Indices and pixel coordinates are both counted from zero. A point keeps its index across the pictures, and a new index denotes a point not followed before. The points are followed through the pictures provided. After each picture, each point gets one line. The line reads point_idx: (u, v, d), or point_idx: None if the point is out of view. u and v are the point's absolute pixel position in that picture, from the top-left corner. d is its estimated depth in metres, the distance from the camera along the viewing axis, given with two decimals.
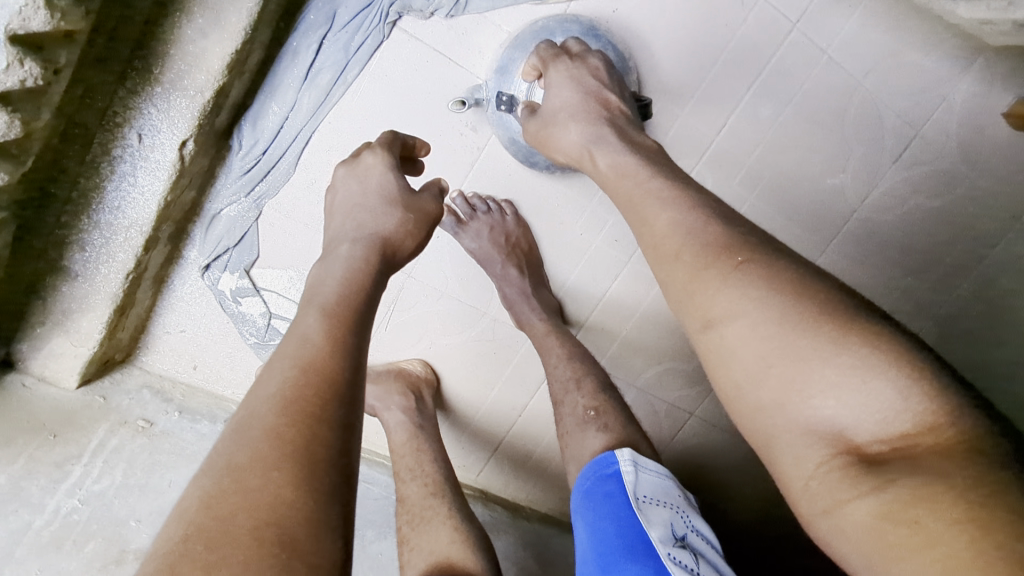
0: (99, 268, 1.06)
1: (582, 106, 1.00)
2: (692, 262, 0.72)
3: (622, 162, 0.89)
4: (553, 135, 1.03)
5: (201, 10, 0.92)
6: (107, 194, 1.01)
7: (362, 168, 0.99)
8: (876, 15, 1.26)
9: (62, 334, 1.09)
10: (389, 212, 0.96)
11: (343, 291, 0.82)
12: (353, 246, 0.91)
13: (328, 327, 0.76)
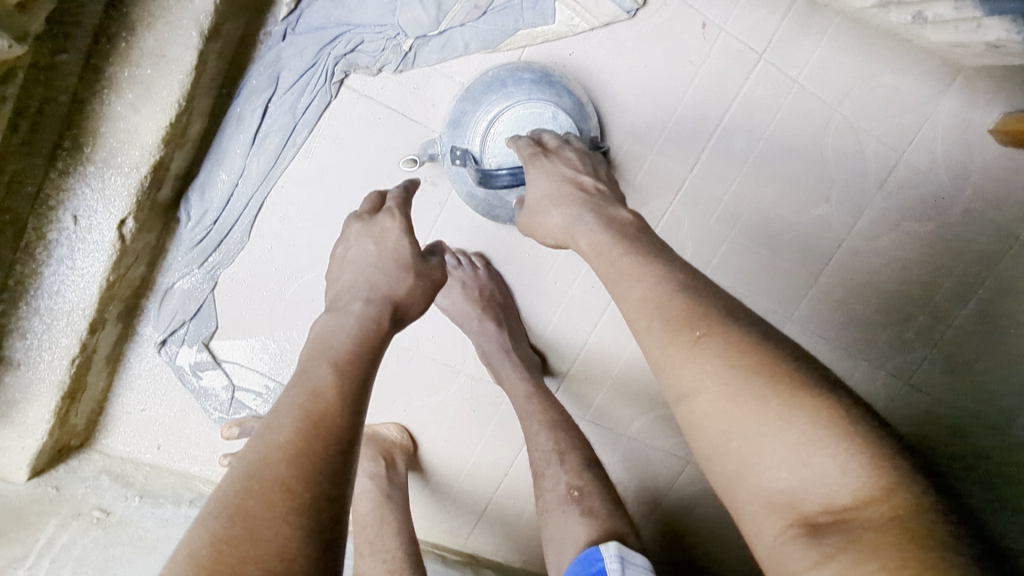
0: (43, 356, 1.01)
1: (561, 189, 0.89)
2: (654, 325, 0.66)
3: (596, 228, 0.81)
4: (540, 222, 0.91)
5: (130, 86, 0.89)
6: (45, 279, 0.97)
7: (378, 228, 0.89)
8: (845, 41, 1.22)
9: (6, 427, 1.04)
10: (399, 274, 0.86)
11: (358, 338, 0.76)
12: (368, 299, 0.82)
13: (341, 376, 0.70)
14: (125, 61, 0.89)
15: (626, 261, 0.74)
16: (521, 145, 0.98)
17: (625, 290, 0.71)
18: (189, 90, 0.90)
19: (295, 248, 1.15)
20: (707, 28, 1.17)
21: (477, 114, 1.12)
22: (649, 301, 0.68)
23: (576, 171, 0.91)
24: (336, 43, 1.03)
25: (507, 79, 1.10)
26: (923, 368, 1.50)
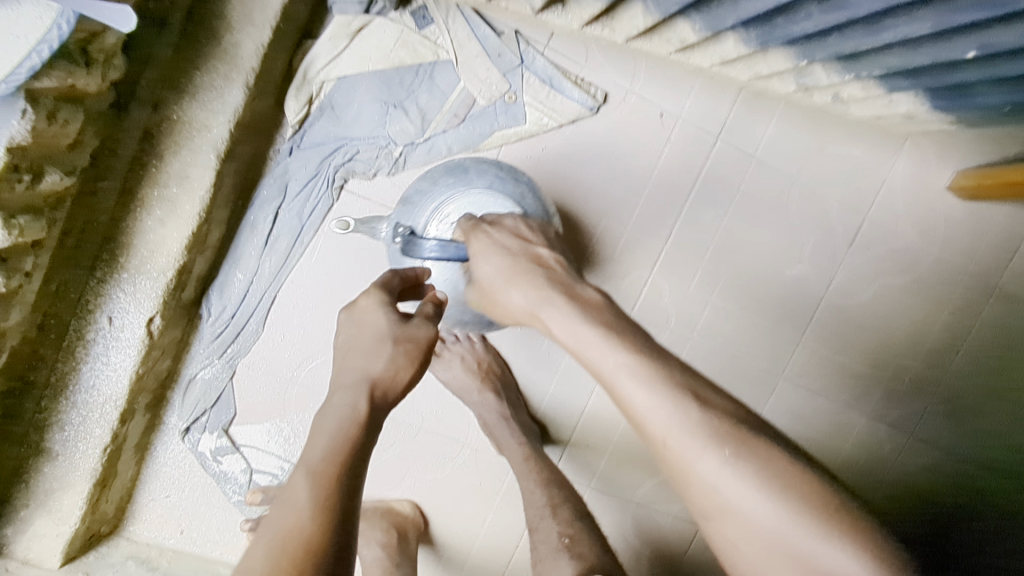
0: (78, 446, 1.11)
1: (515, 266, 0.86)
2: (677, 444, 0.67)
3: (574, 320, 0.78)
4: (497, 299, 0.88)
5: (159, 204, 1.05)
6: (83, 375, 1.09)
7: (359, 308, 0.79)
8: (795, 119, 1.34)
9: (44, 515, 1.13)
10: (378, 347, 0.75)
11: (340, 437, 0.67)
12: (344, 395, 0.71)
13: (320, 496, 0.62)
14: (155, 183, 1.05)
15: (633, 367, 0.71)
16: (462, 223, 0.93)
17: (629, 398, 0.70)
18: (208, 203, 1.05)
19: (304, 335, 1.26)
20: (665, 117, 1.31)
21: (436, 196, 1.06)
22: (664, 414, 0.67)
23: (523, 244, 0.90)
24: (335, 154, 1.19)
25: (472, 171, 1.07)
26: (926, 418, 1.51)
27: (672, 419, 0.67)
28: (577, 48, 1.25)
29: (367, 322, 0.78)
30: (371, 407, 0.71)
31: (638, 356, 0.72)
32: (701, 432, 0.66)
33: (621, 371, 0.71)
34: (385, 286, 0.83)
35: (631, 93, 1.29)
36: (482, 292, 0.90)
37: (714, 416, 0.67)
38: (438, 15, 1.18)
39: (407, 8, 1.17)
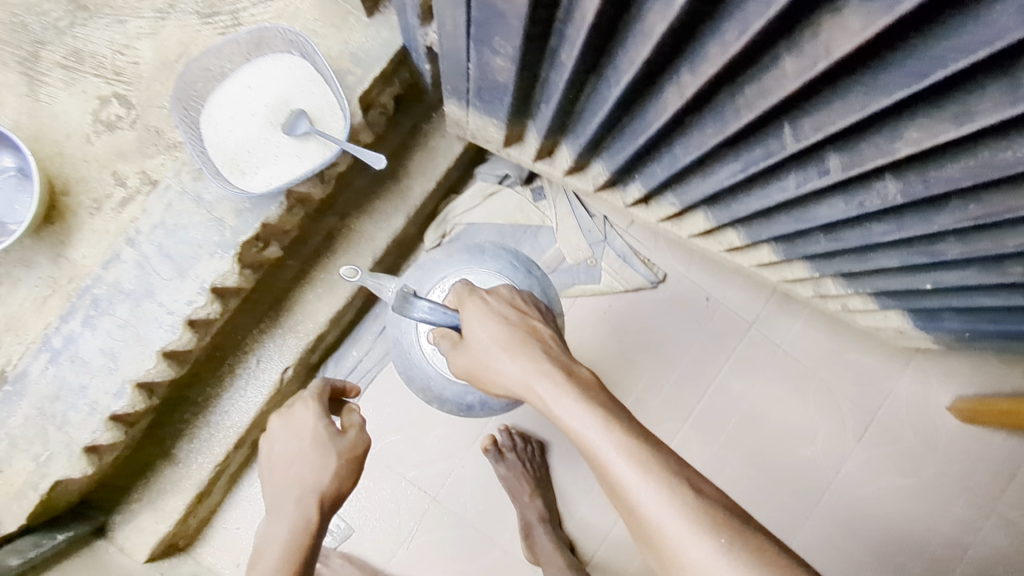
0: (199, 457, 1.37)
1: (511, 338, 0.84)
2: (671, 529, 0.66)
3: (567, 396, 0.78)
4: (486, 369, 0.85)
5: (321, 284, 1.41)
6: (223, 401, 1.39)
7: (293, 423, 0.91)
8: (818, 323, 1.63)
9: (150, 511, 1.36)
10: (317, 465, 0.88)
11: (286, 560, 0.81)
12: (290, 521, 0.84)
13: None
14: (323, 269, 1.41)
15: (620, 444, 0.72)
16: (457, 286, 0.93)
17: (616, 475, 0.70)
18: (356, 291, 1.41)
19: (389, 413, 1.55)
20: (710, 301, 1.63)
21: (454, 269, 1.02)
22: (652, 494, 0.68)
23: (519, 316, 0.89)
24: None
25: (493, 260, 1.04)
26: None
27: (661, 498, 0.68)
28: (649, 236, 1.62)
29: (300, 436, 0.90)
30: (318, 519, 0.86)
31: (625, 432, 0.73)
32: (695, 522, 0.66)
33: (616, 449, 0.71)
34: (316, 398, 0.93)
35: (685, 277, 1.63)
36: (468, 359, 0.87)
37: (713, 509, 0.67)
38: (551, 194, 1.58)
39: (530, 185, 1.58)
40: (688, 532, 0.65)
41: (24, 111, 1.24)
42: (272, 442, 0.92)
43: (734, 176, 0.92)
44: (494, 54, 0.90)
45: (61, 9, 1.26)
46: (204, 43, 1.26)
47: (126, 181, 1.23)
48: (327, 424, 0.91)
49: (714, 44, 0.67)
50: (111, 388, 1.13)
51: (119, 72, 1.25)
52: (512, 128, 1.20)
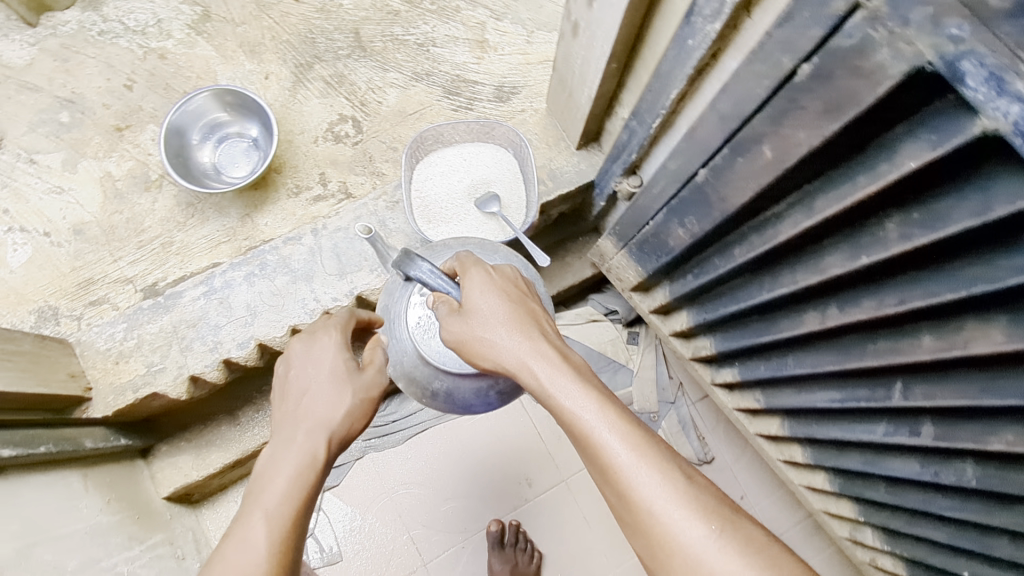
0: (256, 427, 1.49)
1: (512, 315, 0.85)
2: (664, 512, 0.69)
3: (564, 377, 0.79)
4: (479, 340, 0.85)
5: None
6: None
7: (317, 350, 0.91)
8: (835, 567, 1.67)
9: (191, 455, 1.45)
10: (333, 401, 0.87)
11: (290, 495, 0.77)
12: (293, 461, 0.80)
13: (268, 555, 0.72)
14: None
15: (619, 430, 0.74)
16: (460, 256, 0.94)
17: (610, 457, 0.73)
18: None
19: (424, 468, 1.65)
20: (744, 500, 1.69)
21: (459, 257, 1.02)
22: (655, 482, 0.71)
23: (517, 293, 0.89)
24: None
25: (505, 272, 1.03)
26: None
27: (662, 487, 0.70)
28: (714, 417, 1.73)
29: (326, 366, 0.90)
30: (325, 453, 0.83)
31: (624, 419, 0.76)
32: (690, 509, 0.69)
33: (610, 429, 0.74)
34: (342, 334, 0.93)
35: (730, 468, 1.71)
36: (461, 329, 0.86)
37: (707, 502, 0.70)
38: (643, 342, 1.73)
39: (629, 328, 1.74)
40: (683, 516, 0.69)
41: (280, 100, 1.51)
42: (293, 365, 0.91)
43: (830, 402, 1.06)
44: (679, 225, 1.09)
45: (345, 42, 1.55)
46: (438, 111, 1.52)
47: (328, 184, 1.46)
48: (349, 358, 0.91)
49: (870, 300, 0.83)
50: (238, 337, 1.28)
51: (364, 103, 1.51)
52: (650, 280, 1.39)
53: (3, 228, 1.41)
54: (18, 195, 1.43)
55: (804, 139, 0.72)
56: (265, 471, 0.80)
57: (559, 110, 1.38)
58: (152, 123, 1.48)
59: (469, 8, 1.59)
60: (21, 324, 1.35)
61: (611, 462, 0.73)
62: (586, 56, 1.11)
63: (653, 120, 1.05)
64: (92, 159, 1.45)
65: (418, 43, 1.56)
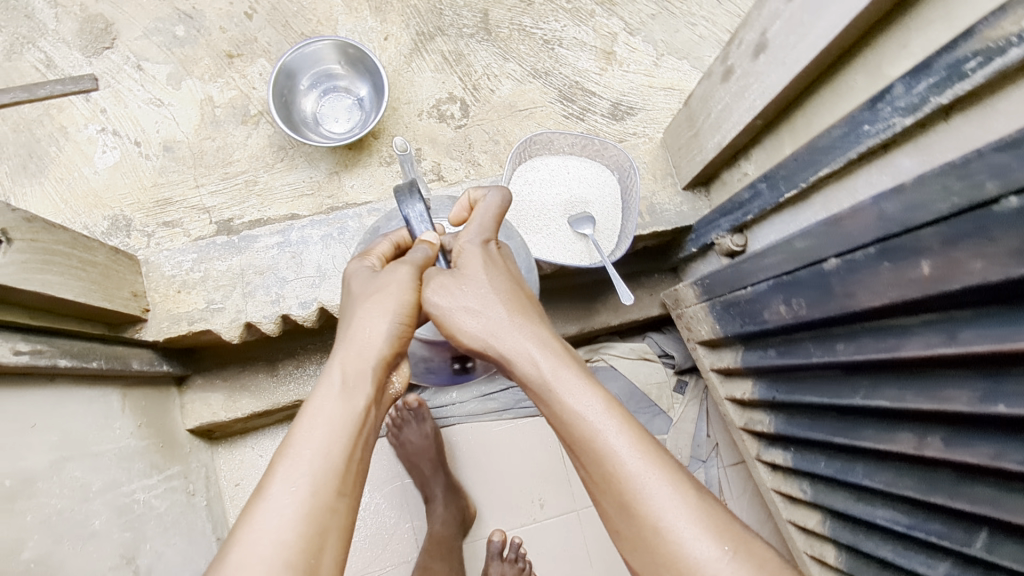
0: (291, 384, 1.47)
1: (512, 298, 0.87)
2: (671, 520, 0.71)
3: (567, 372, 0.81)
4: (471, 316, 0.84)
5: None
6: None
7: (354, 278, 0.88)
8: None
9: (224, 395, 1.44)
10: (367, 321, 0.82)
11: (329, 432, 0.74)
12: (309, 428, 0.74)
13: (306, 491, 0.69)
14: None
15: (626, 432, 0.77)
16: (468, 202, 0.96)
17: (617, 458, 0.75)
18: None
19: None
20: None
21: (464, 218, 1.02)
22: (662, 491, 0.73)
23: (508, 266, 0.90)
24: None
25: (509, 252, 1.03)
26: None
27: (670, 496, 0.72)
28: (744, 488, 1.66)
29: (357, 291, 0.86)
30: (364, 376, 0.79)
31: (627, 422, 0.78)
32: (703, 521, 0.71)
33: (615, 433, 0.76)
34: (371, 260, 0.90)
35: None
36: (452, 292, 0.85)
37: (719, 518, 0.72)
38: (689, 393, 1.68)
39: (678, 375, 1.69)
40: (695, 527, 0.70)
41: (394, 65, 1.47)
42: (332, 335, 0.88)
43: (893, 523, 1.01)
44: (782, 304, 1.04)
45: (472, 21, 1.50)
46: (548, 114, 1.47)
47: (422, 162, 1.42)
48: (376, 275, 0.87)
49: (985, 447, 0.78)
50: (301, 297, 1.26)
51: (477, 88, 1.47)
52: (723, 342, 1.34)
53: (97, 127, 1.40)
54: (118, 98, 1.41)
55: (979, 272, 0.66)
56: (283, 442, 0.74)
57: (676, 147, 1.32)
58: (263, 57, 1.45)
59: (604, 15, 1.53)
60: (93, 228, 1.35)
61: (613, 464, 0.75)
62: (732, 105, 1.05)
63: (787, 191, 1.00)
64: (196, 79, 1.43)
65: (544, 39, 1.51)
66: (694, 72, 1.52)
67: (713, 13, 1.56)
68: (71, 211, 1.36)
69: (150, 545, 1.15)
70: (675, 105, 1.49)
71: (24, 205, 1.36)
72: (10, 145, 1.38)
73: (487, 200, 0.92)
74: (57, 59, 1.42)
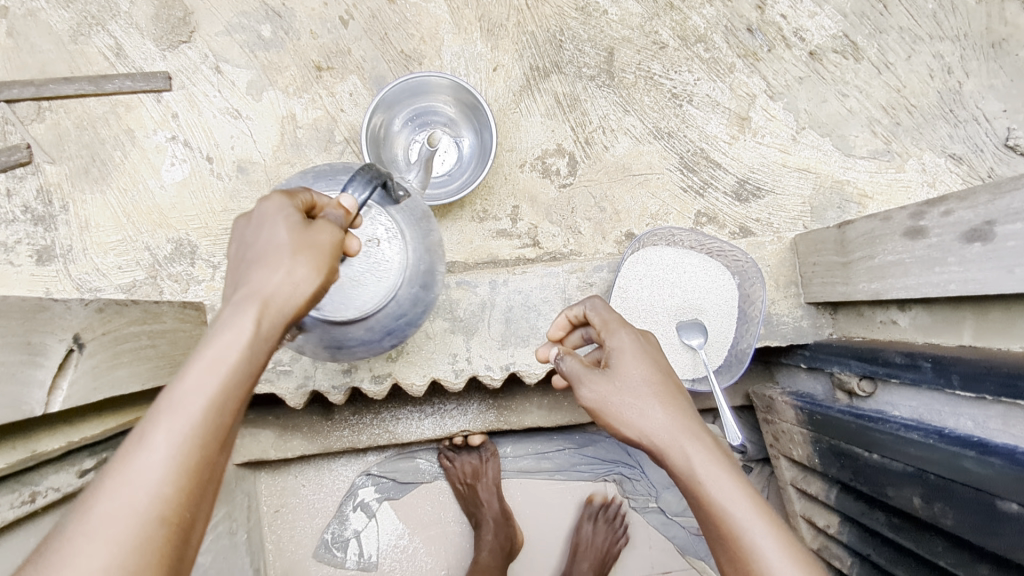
0: (345, 431, 1.37)
1: (667, 388, 0.75)
2: None
3: (718, 464, 0.66)
4: (617, 413, 0.74)
5: (548, 397, 1.41)
6: (402, 411, 1.39)
7: (266, 210, 0.60)
8: None
9: (274, 433, 1.37)
10: (285, 258, 0.57)
11: (211, 401, 0.49)
12: (186, 384, 0.49)
13: (164, 487, 0.46)
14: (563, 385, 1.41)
15: (778, 538, 0.61)
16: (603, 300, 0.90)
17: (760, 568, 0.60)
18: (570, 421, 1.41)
19: None
20: None
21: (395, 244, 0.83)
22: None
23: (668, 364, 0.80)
24: (624, 467, 1.60)
25: (404, 303, 0.86)
26: None
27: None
28: None
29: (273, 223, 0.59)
30: (268, 332, 0.54)
31: (779, 523, 0.62)
32: None
33: (763, 535, 0.61)
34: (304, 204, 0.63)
35: None
36: (602, 391, 0.76)
37: None
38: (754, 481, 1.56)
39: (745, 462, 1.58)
40: None
41: (499, 103, 1.29)
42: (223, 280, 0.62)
43: None
44: (918, 498, 0.94)
45: (594, 60, 1.31)
46: (664, 183, 1.30)
47: (518, 222, 1.28)
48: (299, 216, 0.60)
49: None
50: (376, 370, 1.15)
51: (589, 143, 1.30)
52: (815, 471, 1.25)
53: (166, 135, 1.26)
54: (192, 103, 1.26)
55: None
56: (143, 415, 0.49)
57: (810, 260, 1.17)
58: (355, 74, 1.28)
59: (744, 72, 1.33)
60: (156, 250, 1.23)
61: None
62: (912, 269, 0.90)
63: (960, 390, 0.86)
64: (280, 92, 1.27)
65: (672, 93, 1.32)
66: (835, 153, 1.33)
67: (870, 83, 1.34)
68: (133, 227, 1.24)
69: None
70: (807, 192, 1.32)
71: (84, 213, 1.24)
72: (71, 143, 1.24)
73: (600, 307, 0.88)
74: (128, 48, 1.26)
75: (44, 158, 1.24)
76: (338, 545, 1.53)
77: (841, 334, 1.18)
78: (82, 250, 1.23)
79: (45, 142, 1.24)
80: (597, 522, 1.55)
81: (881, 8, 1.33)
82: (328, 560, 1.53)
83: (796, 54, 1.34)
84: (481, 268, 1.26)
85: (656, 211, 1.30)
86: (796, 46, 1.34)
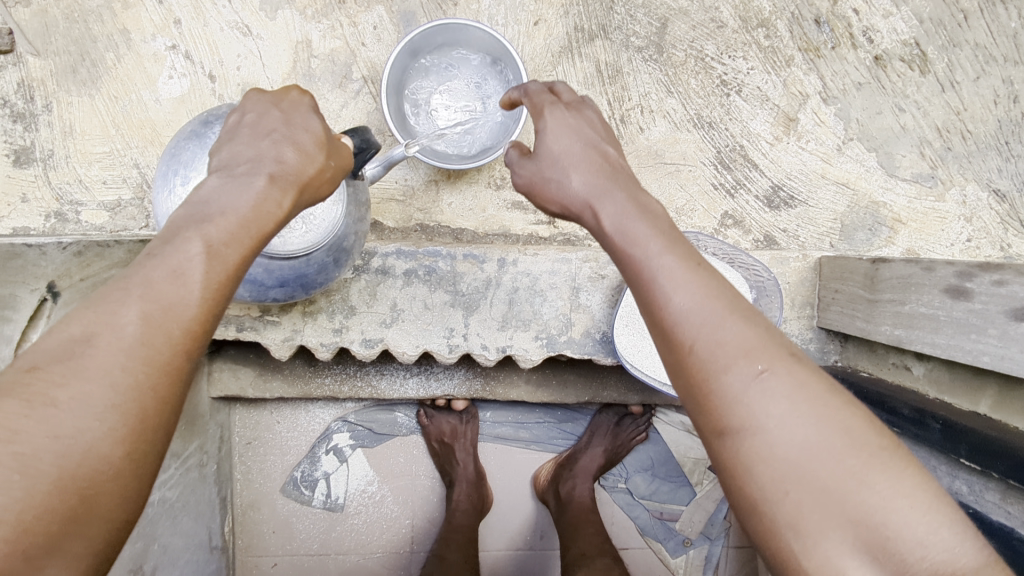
0: (328, 379, 1.33)
1: (592, 154, 0.65)
2: (706, 352, 0.52)
3: (630, 215, 0.60)
4: (546, 187, 0.67)
5: (539, 376, 1.38)
6: (388, 368, 1.35)
7: (290, 110, 0.63)
8: None
9: (254, 372, 1.33)
10: (306, 154, 0.61)
11: (238, 246, 0.55)
12: (216, 219, 0.54)
13: (191, 310, 0.52)
14: (555, 366, 1.38)
15: (673, 263, 0.55)
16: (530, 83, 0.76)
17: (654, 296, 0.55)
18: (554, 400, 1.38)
19: None
20: None
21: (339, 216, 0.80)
22: (708, 327, 0.53)
23: (602, 136, 0.68)
24: None
25: (311, 267, 0.82)
26: None
27: (718, 330, 0.52)
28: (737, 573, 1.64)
29: (300, 123, 0.62)
30: (291, 208, 0.60)
31: (678, 250, 0.57)
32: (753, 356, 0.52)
33: (663, 266, 0.55)
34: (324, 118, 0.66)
35: None
36: (532, 171, 0.69)
37: None
38: None
39: None
40: (737, 358, 0.52)
41: (535, 62, 1.19)
42: (218, 143, 0.63)
43: None
44: None
45: (646, 30, 1.20)
46: (696, 177, 1.23)
47: None
48: (326, 128, 0.64)
49: None
50: (367, 335, 1.10)
51: (624, 121, 1.21)
52: None
53: (166, 42, 1.14)
54: (198, 10, 1.13)
55: None
56: (161, 245, 0.52)
57: (831, 285, 1.12)
58: (382, 4, 1.16)
59: (802, 68, 1.23)
60: (145, 168, 1.14)
61: (659, 305, 0.55)
62: (943, 328, 0.88)
63: (967, 461, 0.87)
64: (297, 12, 1.15)
65: (722, 79, 1.22)
66: (878, 171, 1.24)
67: (931, 100, 1.22)
68: (122, 139, 1.14)
69: (158, 542, 1.13)
70: (840, 208, 1.25)
71: (69, 115, 1.13)
72: (58, 35, 1.12)
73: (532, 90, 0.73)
74: None
75: (28, 49, 1.11)
76: (303, 475, 1.53)
77: (847, 364, 1.16)
78: (64, 157, 1.13)
79: (31, 31, 1.11)
80: (593, 434, 1.53)
81: (961, 18, 1.20)
82: (295, 497, 1.53)
83: (860, 57, 1.23)
84: (491, 240, 1.19)
85: (682, 205, 1.23)
86: (862, 47, 1.22)
